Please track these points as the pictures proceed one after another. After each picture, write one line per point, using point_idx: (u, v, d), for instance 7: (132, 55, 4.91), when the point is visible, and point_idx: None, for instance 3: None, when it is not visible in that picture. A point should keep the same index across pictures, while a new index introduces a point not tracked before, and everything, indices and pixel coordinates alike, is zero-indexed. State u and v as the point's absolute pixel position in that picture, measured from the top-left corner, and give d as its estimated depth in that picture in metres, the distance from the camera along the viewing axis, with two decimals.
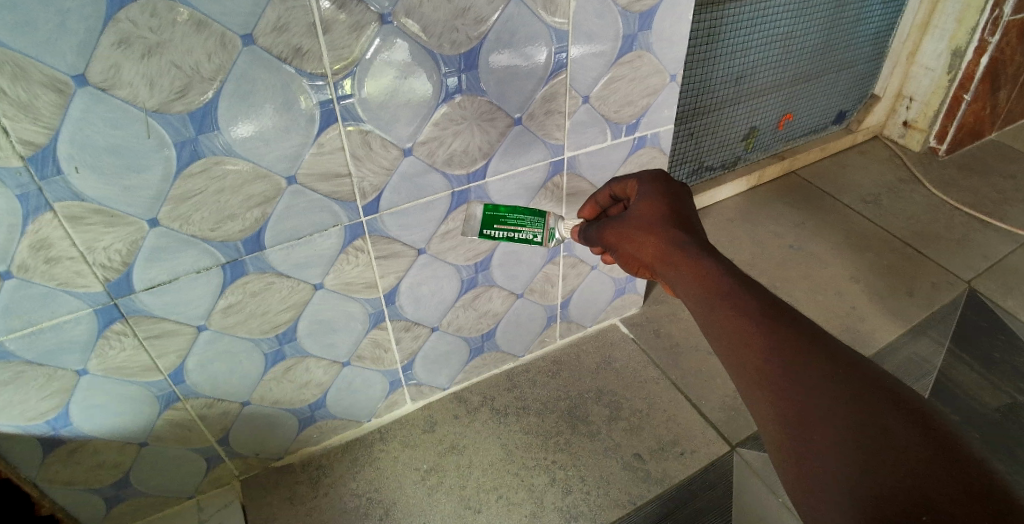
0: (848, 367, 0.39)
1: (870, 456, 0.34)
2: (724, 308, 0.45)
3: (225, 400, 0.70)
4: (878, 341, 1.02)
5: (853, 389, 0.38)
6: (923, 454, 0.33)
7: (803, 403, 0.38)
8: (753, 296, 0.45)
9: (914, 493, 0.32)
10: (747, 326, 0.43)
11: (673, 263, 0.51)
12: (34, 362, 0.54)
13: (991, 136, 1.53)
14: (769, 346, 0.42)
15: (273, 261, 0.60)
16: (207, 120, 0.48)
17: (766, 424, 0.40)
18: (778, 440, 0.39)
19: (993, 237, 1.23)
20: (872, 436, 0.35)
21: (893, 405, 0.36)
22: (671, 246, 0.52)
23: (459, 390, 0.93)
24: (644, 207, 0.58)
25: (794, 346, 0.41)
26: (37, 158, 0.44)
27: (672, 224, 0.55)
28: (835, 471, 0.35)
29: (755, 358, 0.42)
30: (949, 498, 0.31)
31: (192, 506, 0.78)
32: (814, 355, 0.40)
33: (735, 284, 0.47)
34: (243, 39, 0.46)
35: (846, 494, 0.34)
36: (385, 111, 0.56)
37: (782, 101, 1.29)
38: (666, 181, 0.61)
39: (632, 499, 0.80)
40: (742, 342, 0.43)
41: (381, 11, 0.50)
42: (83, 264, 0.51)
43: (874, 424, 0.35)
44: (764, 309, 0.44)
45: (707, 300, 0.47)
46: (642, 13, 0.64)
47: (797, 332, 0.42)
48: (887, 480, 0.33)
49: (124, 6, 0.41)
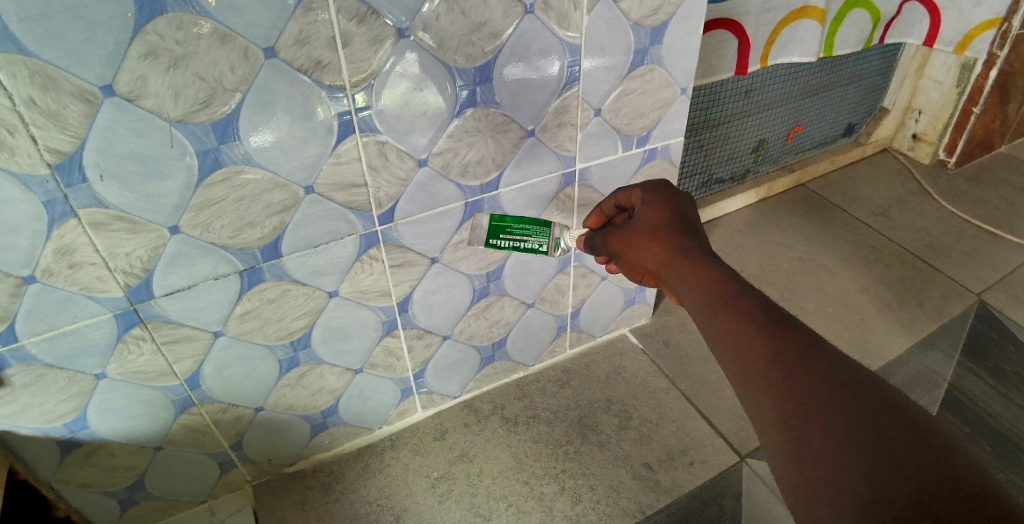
0: (848, 370, 0.40)
1: (868, 457, 0.35)
2: (725, 313, 0.46)
3: (239, 405, 0.70)
4: (889, 353, 1.01)
5: (853, 391, 0.38)
6: (921, 455, 0.33)
7: (805, 406, 0.39)
8: (756, 300, 0.46)
9: (914, 493, 0.32)
10: (748, 330, 0.44)
11: (678, 268, 0.52)
12: (54, 365, 0.55)
13: (1002, 149, 1.53)
14: (771, 350, 0.42)
15: (290, 268, 0.61)
16: (228, 130, 0.50)
17: (767, 428, 0.41)
18: (779, 445, 0.39)
19: (1003, 249, 1.23)
20: (870, 437, 0.35)
21: (892, 407, 0.37)
22: (676, 251, 0.53)
23: (470, 398, 0.93)
24: (648, 212, 0.59)
25: (796, 350, 0.42)
26: (63, 166, 0.46)
27: (675, 228, 0.56)
28: (833, 473, 0.35)
29: (757, 363, 0.42)
30: (948, 498, 0.31)
31: (204, 510, 0.79)
32: (814, 359, 0.41)
33: (739, 289, 0.47)
34: (266, 52, 0.47)
35: (845, 496, 0.34)
36: (401, 122, 0.57)
37: (792, 113, 1.30)
38: (669, 188, 0.62)
39: (641, 508, 0.79)
40: (745, 347, 0.44)
41: (398, 25, 0.51)
42: (104, 270, 0.52)
43: (875, 425, 0.36)
44: (765, 313, 0.45)
45: (708, 305, 0.48)
46: (654, 28, 0.65)
47: (800, 337, 0.43)
48: (886, 480, 0.33)
49: (152, 18, 0.42)
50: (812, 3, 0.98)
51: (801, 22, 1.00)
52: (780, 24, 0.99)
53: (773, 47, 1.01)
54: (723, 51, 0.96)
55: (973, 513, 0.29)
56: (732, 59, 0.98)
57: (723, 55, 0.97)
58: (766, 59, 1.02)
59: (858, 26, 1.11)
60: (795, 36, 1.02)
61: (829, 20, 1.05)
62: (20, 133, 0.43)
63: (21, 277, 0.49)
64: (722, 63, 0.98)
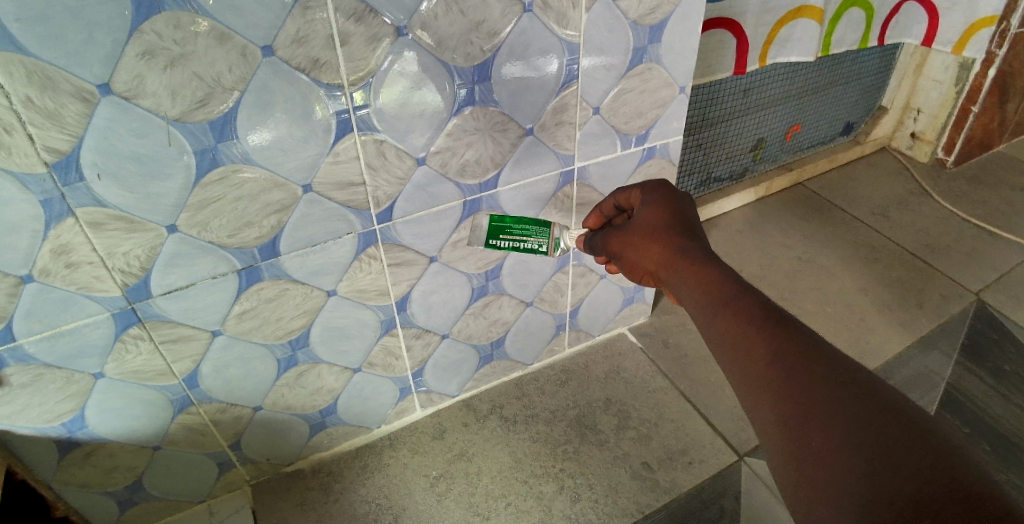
0: (848, 371, 0.40)
1: (868, 458, 0.35)
2: (725, 313, 0.46)
3: (238, 405, 0.70)
4: (888, 352, 1.01)
5: (852, 391, 0.38)
6: (920, 455, 0.33)
7: (805, 406, 0.39)
8: (756, 301, 0.46)
9: (914, 494, 0.32)
10: (747, 331, 0.44)
11: (678, 268, 0.52)
12: (52, 365, 0.55)
13: (1001, 148, 1.53)
14: (771, 351, 0.42)
15: (288, 267, 0.61)
16: (227, 129, 0.49)
17: (767, 428, 0.41)
18: (779, 445, 0.40)
19: (1002, 249, 1.23)
20: (869, 438, 0.35)
21: (892, 407, 0.37)
22: (676, 252, 0.53)
23: (469, 398, 0.93)
24: (647, 213, 0.59)
25: (796, 350, 0.42)
26: (61, 165, 0.46)
27: (674, 229, 0.56)
28: (833, 474, 0.36)
29: (756, 364, 0.42)
30: (947, 498, 0.31)
31: (203, 510, 0.79)
32: (814, 359, 0.41)
33: (738, 290, 0.47)
34: (264, 51, 0.47)
35: (845, 497, 0.34)
36: (399, 121, 0.57)
37: (791, 112, 1.30)
38: (668, 189, 0.62)
39: (640, 508, 0.79)
40: (745, 348, 0.44)
41: (397, 24, 0.51)
42: (102, 269, 0.52)
43: (874, 426, 0.36)
44: (764, 313, 0.45)
45: (708, 305, 0.48)
46: (652, 26, 0.65)
47: (799, 337, 0.43)
48: (886, 480, 0.33)
49: (150, 17, 0.42)
50: (810, 3, 0.98)
51: (800, 22, 1.00)
52: (779, 24, 0.99)
53: (772, 46, 1.01)
54: (722, 49, 0.96)
55: (972, 514, 0.29)
56: (731, 59, 0.98)
57: (723, 55, 0.97)
58: (765, 59, 1.02)
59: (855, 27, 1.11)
60: (794, 36, 1.02)
61: (827, 19, 1.05)
62: (17, 132, 0.43)
63: (19, 276, 0.49)
64: (721, 62, 0.98)
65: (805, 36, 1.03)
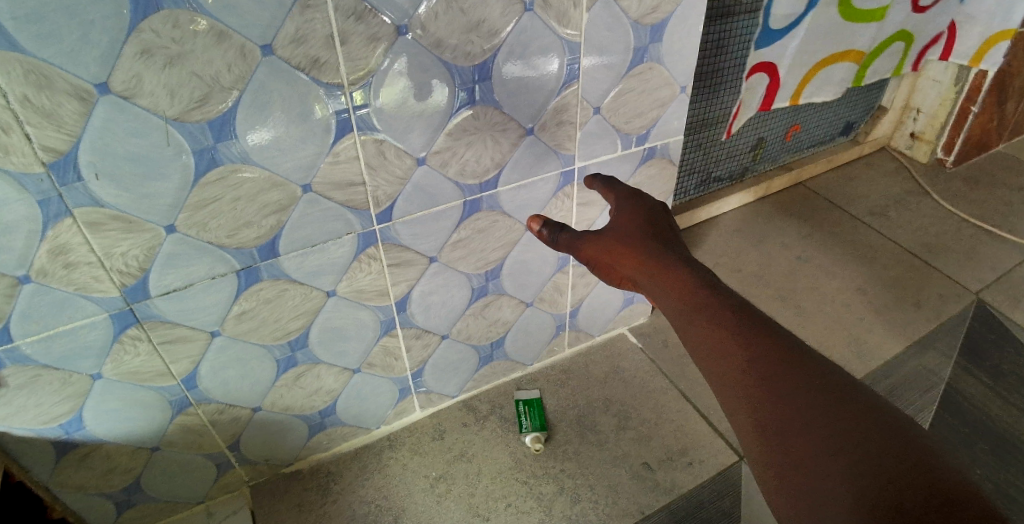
0: (832, 375, 0.40)
1: (852, 460, 0.35)
2: (700, 320, 0.46)
3: (236, 407, 0.70)
4: (886, 353, 1.01)
5: (832, 397, 0.38)
6: (903, 457, 0.34)
7: (785, 411, 0.39)
8: (733, 307, 0.46)
9: (899, 497, 0.32)
10: (728, 337, 0.44)
11: (649, 272, 0.51)
12: (49, 366, 0.55)
13: (999, 148, 1.53)
14: (751, 358, 0.42)
15: (287, 268, 0.61)
16: (225, 129, 0.49)
17: (747, 432, 0.40)
18: (761, 450, 0.39)
19: (1000, 249, 1.23)
20: (852, 441, 0.36)
21: (874, 409, 0.37)
22: (648, 255, 0.52)
23: (468, 398, 0.93)
24: (624, 213, 0.58)
25: (777, 356, 0.42)
26: (59, 165, 0.45)
27: (651, 232, 0.55)
28: (820, 477, 0.35)
29: (737, 368, 0.42)
30: (932, 499, 0.31)
31: (202, 512, 0.79)
32: (795, 367, 0.41)
33: (712, 296, 0.47)
34: (263, 50, 0.47)
35: (831, 499, 0.34)
36: (398, 120, 0.56)
37: (789, 113, 1.29)
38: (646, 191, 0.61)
39: (640, 508, 0.79)
40: (724, 351, 0.44)
41: (398, 23, 0.51)
42: (100, 270, 0.52)
43: (857, 430, 0.36)
44: (745, 319, 0.45)
45: (684, 312, 0.47)
46: (654, 26, 0.65)
47: (782, 342, 0.43)
48: (871, 483, 0.33)
49: (147, 16, 0.41)
50: (854, 47, 1.04)
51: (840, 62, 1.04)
52: (816, 65, 1.01)
53: (807, 85, 1.03)
54: (755, 91, 0.96)
55: (956, 514, 0.30)
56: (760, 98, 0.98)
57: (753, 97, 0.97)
58: (795, 97, 1.03)
59: (890, 60, 1.15)
60: (833, 74, 1.06)
61: (868, 53, 1.08)
62: (15, 131, 0.42)
63: (15, 277, 0.48)
64: (749, 104, 0.97)
65: (842, 75, 1.07)
